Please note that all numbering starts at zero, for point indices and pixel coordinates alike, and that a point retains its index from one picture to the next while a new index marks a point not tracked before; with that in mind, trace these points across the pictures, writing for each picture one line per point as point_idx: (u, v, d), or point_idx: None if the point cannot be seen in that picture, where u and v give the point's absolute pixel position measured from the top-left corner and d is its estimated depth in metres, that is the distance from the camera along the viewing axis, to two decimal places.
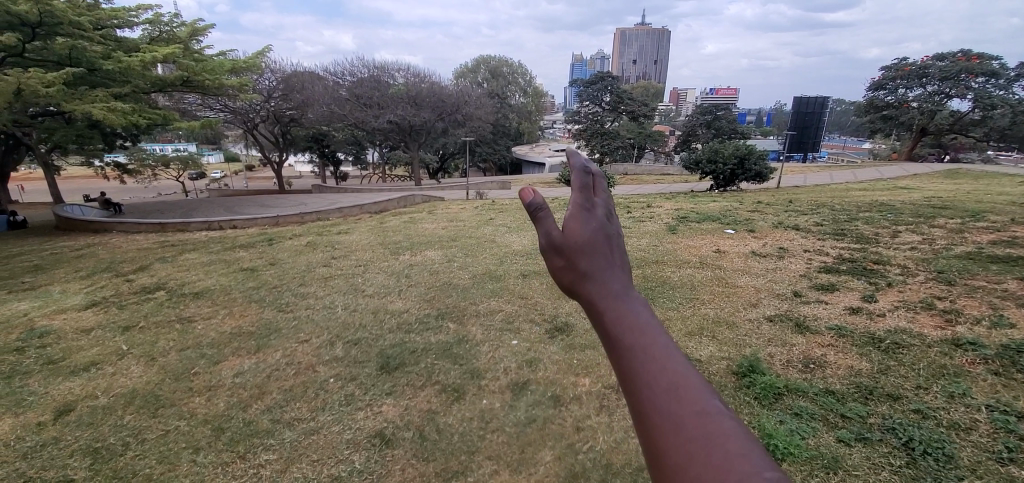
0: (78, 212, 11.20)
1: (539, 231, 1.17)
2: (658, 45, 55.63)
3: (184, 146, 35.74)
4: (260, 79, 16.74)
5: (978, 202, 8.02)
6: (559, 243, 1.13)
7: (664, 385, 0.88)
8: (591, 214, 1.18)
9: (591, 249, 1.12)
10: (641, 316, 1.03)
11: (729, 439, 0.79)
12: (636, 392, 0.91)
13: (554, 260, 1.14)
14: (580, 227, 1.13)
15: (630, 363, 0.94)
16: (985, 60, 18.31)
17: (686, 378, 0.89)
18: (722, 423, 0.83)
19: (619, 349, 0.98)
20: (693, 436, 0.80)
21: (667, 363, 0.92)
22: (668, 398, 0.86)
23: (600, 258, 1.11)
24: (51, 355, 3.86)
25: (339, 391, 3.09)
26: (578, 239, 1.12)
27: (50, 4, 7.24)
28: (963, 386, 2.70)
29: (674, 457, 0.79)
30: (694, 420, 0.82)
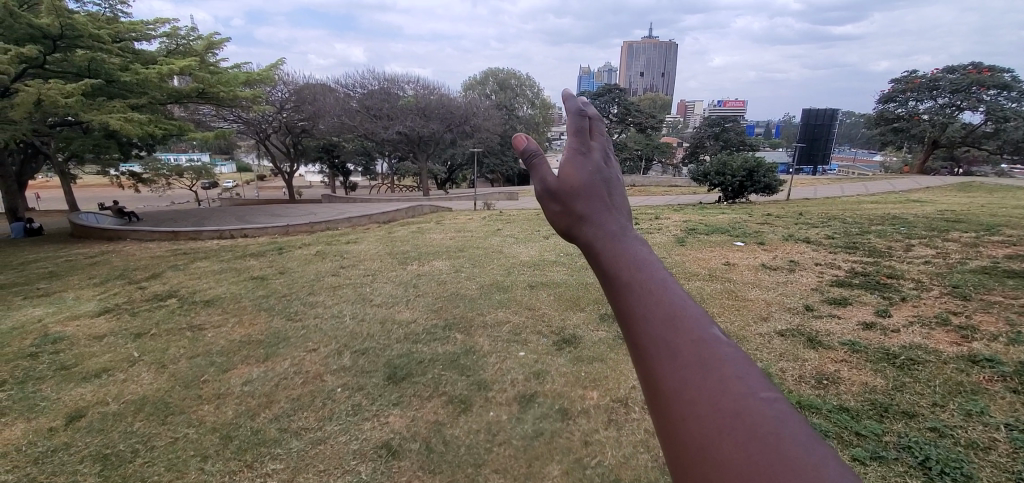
0: (94, 219, 11.42)
1: (536, 179, 1.30)
2: (665, 58, 55.90)
3: (198, 156, 36.41)
4: (272, 91, 16.93)
5: (993, 216, 7.90)
6: (557, 188, 1.24)
7: (659, 315, 0.93)
8: (586, 161, 1.30)
9: (586, 192, 1.22)
10: (639, 252, 1.10)
11: (726, 362, 0.84)
12: (633, 324, 0.97)
13: (554, 203, 1.24)
14: (574, 173, 1.25)
15: (626, 297, 1.00)
16: (996, 72, 18.17)
17: (683, 309, 0.94)
18: (719, 349, 0.88)
19: (616, 284, 1.04)
20: (689, 359, 0.85)
21: (663, 294, 0.97)
22: (663, 325, 0.92)
23: (596, 201, 1.21)
24: (63, 360, 3.91)
25: (347, 401, 3.09)
26: (573, 183, 1.23)
27: (71, 18, 7.45)
28: (981, 404, 2.64)
29: (671, 383, 0.84)
30: (690, 343, 0.87)
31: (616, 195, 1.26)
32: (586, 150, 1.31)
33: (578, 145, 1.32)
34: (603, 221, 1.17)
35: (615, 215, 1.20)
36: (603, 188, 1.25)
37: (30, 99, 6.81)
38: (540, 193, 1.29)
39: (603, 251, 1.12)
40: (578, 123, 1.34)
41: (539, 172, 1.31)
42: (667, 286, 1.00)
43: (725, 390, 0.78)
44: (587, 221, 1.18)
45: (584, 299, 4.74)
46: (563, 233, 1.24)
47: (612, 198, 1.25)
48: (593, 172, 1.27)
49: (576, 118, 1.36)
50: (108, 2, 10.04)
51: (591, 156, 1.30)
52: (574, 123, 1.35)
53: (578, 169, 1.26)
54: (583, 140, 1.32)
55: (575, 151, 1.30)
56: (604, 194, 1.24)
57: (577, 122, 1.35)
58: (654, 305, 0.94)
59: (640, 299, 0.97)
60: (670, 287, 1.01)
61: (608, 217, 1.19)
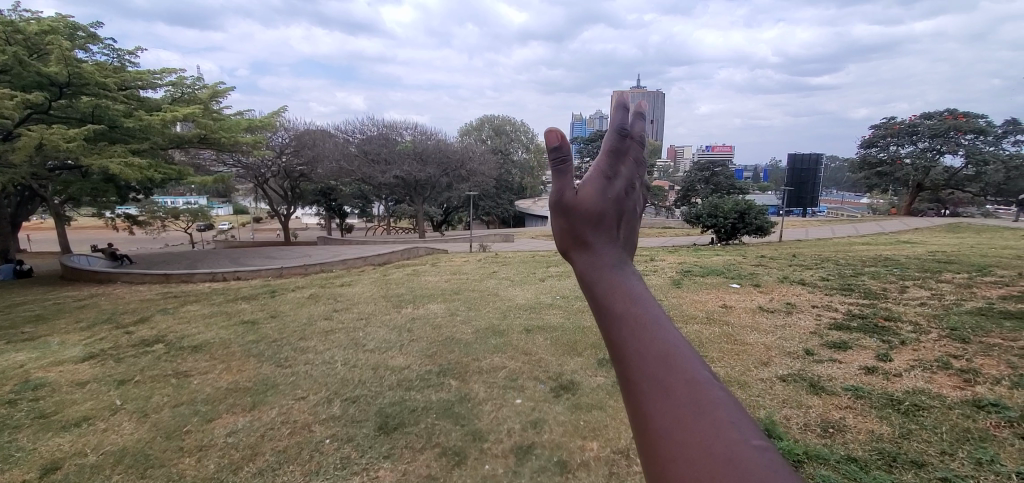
0: (86, 262, 11.31)
1: (552, 189, 1.33)
2: (654, 106, 58.15)
3: (195, 199, 36.63)
4: (274, 137, 17.41)
5: (983, 257, 8.01)
6: (570, 207, 1.30)
7: (655, 353, 0.96)
8: (608, 188, 1.33)
9: (600, 218, 1.28)
10: (638, 289, 1.16)
11: (720, 405, 0.86)
12: (626, 360, 1.00)
13: (564, 220, 1.30)
14: (594, 196, 1.30)
15: (621, 331, 1.04)
16: (972, 118, 18.98)
17: (677, 350, 0.97)
18: (711, 391, 0.90)
19: (613, 317, 1.08)
20: (684, 398, 0.87)
21: (657, 333, 1.01)
22: (658, 362, 0.95)
23: (603, 230, 1.27)
24: (42, 408, 3.75)
25: (335, 453, 2.95)
26: (590, 205, 1.29)
27: (79, 67, 7.71)
28: (991, 452, 2.56)
29: (662, 420, 0.86)
30: (683, 382, 0.90)
31: (625, 227, 1.33)
32: (613, 174, 1.36)
33: (607, 164, 1.36)
34: (607, 253, 1.24)
35: (618, 249, 1.27)
36: (617, 217, 1.31)
37: (32, 143, 6.92)
38: (551, 207, 1.34)
39: (603, 284, 1.17)
40: (615, 142, 1.38)
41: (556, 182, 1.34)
42: (663, 326, 1.04)
43: (716, 434, 0.80)
44: (594, 247, 1.24)
45: (581, 343, 4.66)
46: (567, 254, 1.30)
47: (621, 228, 1.31)
48: (613, 198, 1.32)
49: (616, 137, 1.39)
50: (118, 52, 10.45)
51: (616, 181, 1.35)
52: (612, 140, 1.39)
53: (599, 192, 1.31)
54: (616, 162, 1.36)
55: (601, 172, 1.34)
56: (615, 223, 1.29)
57: (617, 140, 1.39)
58: (652, 342, 0.98)
59: (635, 335, 1.01)
60: (666, 326, 1.05)
61: (613, 249, 1.25)
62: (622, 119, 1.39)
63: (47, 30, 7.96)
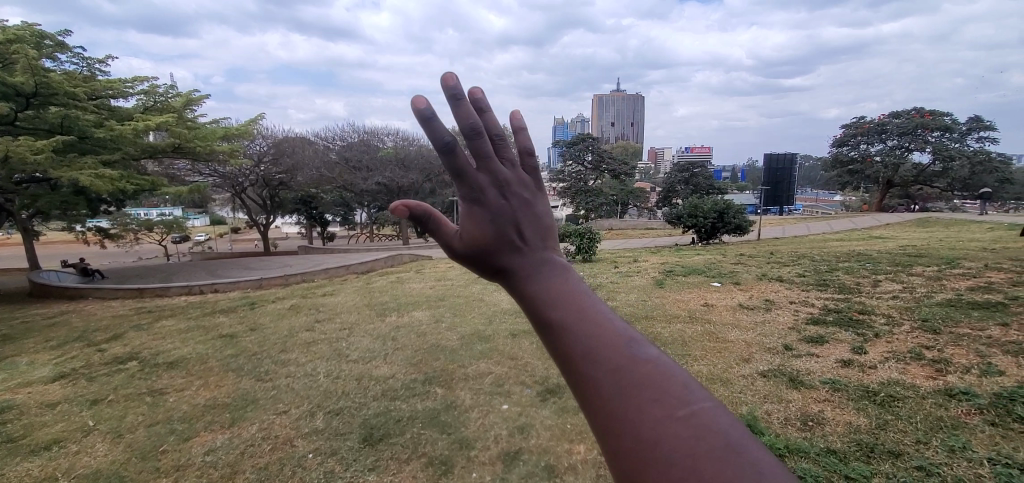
0: (54, 278, 10.88)
1: (441, 244, 1.20)
2: (633, 109, 58.90)
3: (169, 211, 35.62)
4: (252, 144, 16.96)
5: (951, 250, 8.32)
6: (466, 254, 1.15)
7: (585, 348, 0.97)
8: (481, 209, 1.12)
9: (495, 245, 1.12)
10: (563, 284, 1.10)
11: (651, 384, 0.88)
12: (565, 359, 1.00)
13: (471, 264, 1.18)
14: (475, 231, 1.12)
15: (556, 334, 1.03)
16: (938, 116, 19.73)
17: (606, 337, 0.97)
18: (646, 369, 0.92)
19: (545, 324, 1.07)
20: (616, 390, 0.90)
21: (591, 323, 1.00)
22: (589, 360, 0.96)
23: (506, 250, 1.12)
24: (9, 432, 3.58)
25: (319, 468, 2.88)
26: (477, 244, 1.12)
27: (47, 76, 7.46)
28: (962, 439, 2.65)
29: (602, 414, 0.91)
30: (615, 373, 0.92)
31: (526, 224, 1.14)
32: (478, 189, 1.12)
33: (466, 189, 1.13)
34: (522, 266, 1.13)
35: (532, 253, 1.14)
36: (511, 227, 1.12)
37: None
38: (453, 258, 1.21)
39: (529, 296, 1.11)
40: (449, 164, 1.11)
41: (442, 235, 1.20)
42: (590, 314, 1.03)
43: (647, 421, 0.84)
44: (507, 269, 1.14)
45: None
46: (491, 278, 1.21)
47: (522, 232, 1.14)
48: (494, 216, 1.12)
49: (446, 156, 1.11)
50: (87, 61, 10.14)
51: (486, 192, 1.12)
52: (447, 165, 1.11)
53: (478, 223, 1.12)
54: (471, 177, 1.11)
55: (465, 200, 1.13)
56: (513, 238, 1.12)
57: (451, 159, 1.11)
58: (581, 341, 0.98)
59: (566, 336, 1.01)
60: (595, 312, 1.04)
61: (525, 259, 1.13)
62: (435, 134, 1.07)
63: (11, 38, 7.69)
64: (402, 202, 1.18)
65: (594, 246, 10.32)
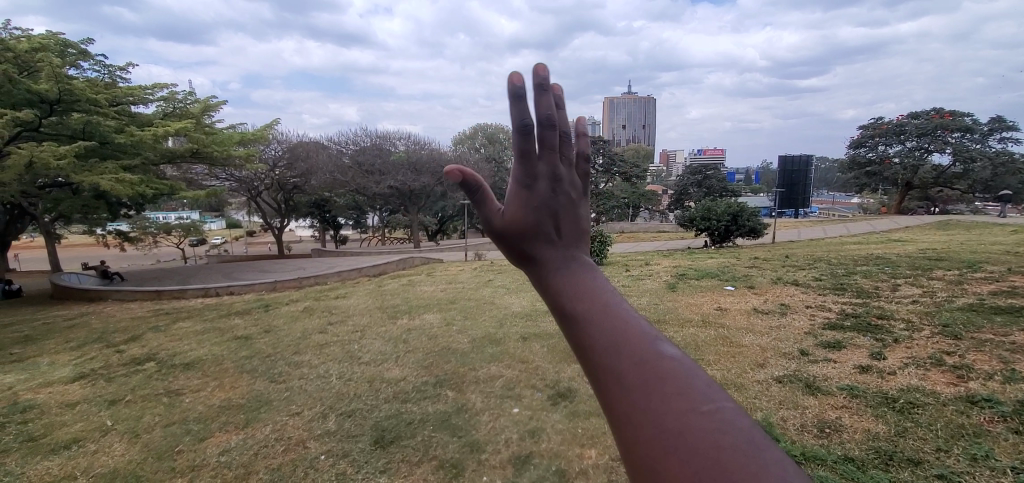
0: (76, 280, 11.15)
1: (482, 216, 1.27)
2: (644, 111, 58.57)
3: (187, 215, 36.28)
4: (266, 149, 17.40)
5: (972, 254, 8.11)
6: (502, 233, 1.23)
7: (607, 342, 0.98)
8: (530, 197, 1.20)
9: (532, 231, 1.20)
10: (591, 281, 1.14)
11: (672, 378, 0.88)
12: (586, 353, 1.01)
13: (504, 245, 1.25)
14: (518, 214, 1.20)
15: (578, 327, 1.05)
16: (958, 117, 19.31)
17: (629, 332, 0.98)
18: (667, 365, 0.91)
19: (567, 316, 1.09)
20: (635, 382, 0.90)
21: (611, 317, 1.03)
22: (609, 353, 0.96)
23: (542, 238, 1.20)
24: (31, 431, 3.68)
25: (330, 470, 2.91)
26: (519, 226, 1.20)
27: (70, 83, 7.69)
28: (985, 447, 2.57)
29: (620, 408, 0.90)
30: (635, 366, 0.92)
31: (565, 219, 1.22)
32: (532, 177, 1.20)
33: (523, 172, 1.20)
34: (551, 257, 1.19)
35: (565, 248, 1.21)
36: (551, 219, 1.20)
37: (22, 161, 6.86)
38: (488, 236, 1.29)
39: (553, 287, 1.16)
40: (522, 145, 1.17)
41: (485, 207, 1.26)
42: (613, 310, 1.05)
43: (666, 413, 0.83)
44: (538, 258, 1.20)
45: None
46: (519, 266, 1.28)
47: (560, 225, 1.21)
48: (539, 207, 1.20)
49: (521, 136, 1.16)
50: (109, 69, 10.42)
51: (538, 183, 1.21)
52: (518, 144, 1.17)
53: (523, 207, 1.20)
54: (532, 164, 1.19)
55: (518, 183, 1.20)
56: (552, 228, 1.20)
57: (523, 140, 1.17)
58: (602, 333, 0.99)
59: (589, 328, 1.02)
60: (619, 309, 1.06)
61: (558, 251, 1.20)
62: (519, 112, 1.12)
63: (37, 47, 7.94)
64: (454, 165, 1.23)
65: (605, 249, 10.26)
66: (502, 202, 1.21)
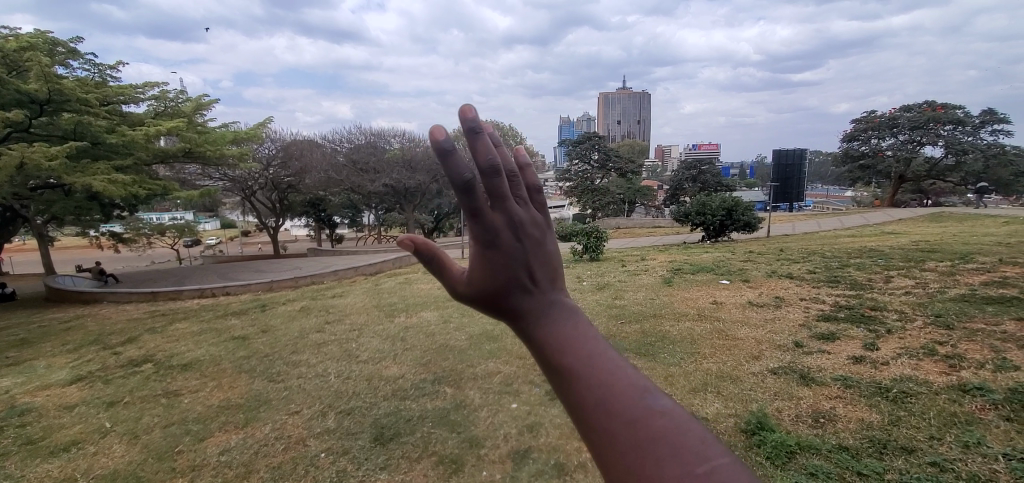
0: (69, 282, 11.08)
1: (447, 284, 1.18)
2: (639, 106, 58.03)
3: (180, 215, 36.03)
4: (260, 149, 17.31)
5: (965, 245, 8.18)
6: (472, 299, 1.13)
7: (600, 401, 0.94)
8: (496, 253, 1.08)
9: (506, 287, 1.09)
10: (577, 329, 1.08)
11: (668, 440, 0.86)
12: (578, 408, 0.98)
13: (475, 307, 1.15)
14: (483, 276, 1.09)
15: (567, 378, 1.01)
16: (950, 109, 19.48)
17: (620, 383, 0.95)
18: (662, 422, 0.90)
19: (557, 368, 1.03)
20: (629, 443, 0.88)
21: (601, 369, 0.98)
22: (604, 410, 0.93)
23: (518, 291, 1.09)
24: (29, 434, 3.67)
25: (331, 467, 2.92)
26: (489, 289, 1.10)
27: (59, 83, 7.57)
28: (977, 434, 2.62)
29: (616, 469, 0.88)
30: (629, 428, 0.89)
31: (539, 268, 1.12)
32: (492, 233, 1.06)
33: (481, 229, 1.07)
34: (533, 307, 1.10)
35: (544, 293, 1.11)
36: (524, 269, 1.09)
37: (12, 163, 6.79)
38: (460, 299, 1.19)
39: (538, 340, 1.08)
40: (470, 204, 1.04)
41: (447, 276, 1.18)
42: (602, 360, 1.01)
43: (668, 477, 0.82)
44: (518, 311, 1.11)
45: None
46: (498, 317, 1.18)
47: (534, 273, 1.11)
48: (505, 263, 1.08)
49: (464, 194, 1.03)
50: (99, 68, 10.31)
51: (501, 235, 1.07)
52: (464, 203, 1.04)
53: (487, 267, 1.09)
54: (486, 218, 1.05)
55: (478, 242, 1.08)
56: (526, 277, 1.10)
57: (468, 198, 1.04)
58: (594, 392, 0.95)
59: (580, 383, 0.98)
60: (609, 360, 1.02)
61: (536, 299, 1.10)
62: (451, 174, 0.99)
63: (26, 46, 7.86)
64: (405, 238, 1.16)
65: (601, 245, 10.30)
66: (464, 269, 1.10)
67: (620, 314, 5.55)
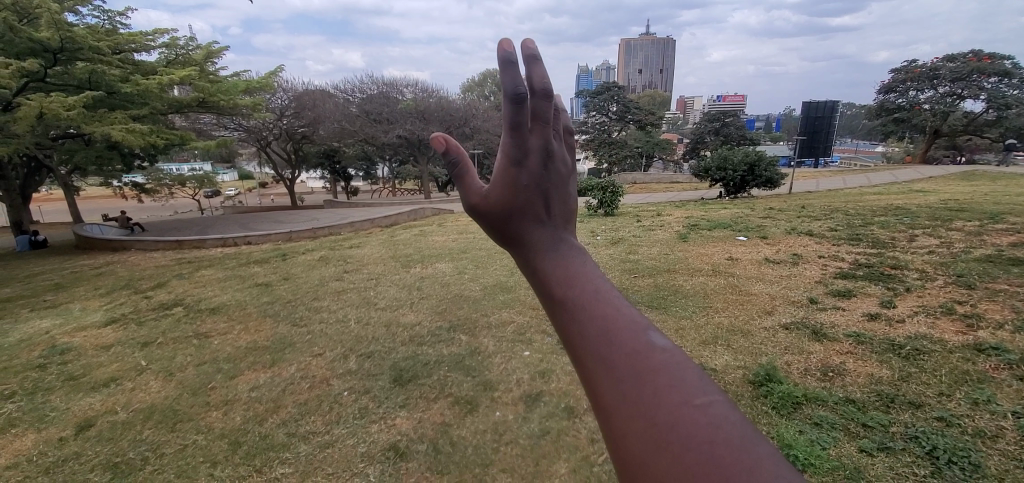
0: (98, 230, 11.48)
1: (464, 190, 1.18)
2: (663, 54, 55.29)
3: (199, 165, 36.49)
4: (273, 99, 17.20)
5: (996, 204, 7.86)
6: (482, 212, 1.14)
7: (594, 332, 0.90)
8: (519, 172, 1.08)
9: (523, 208, 1.09)
10: (581, 268, 1.04)
11: (664, 371, 0.81)
12: (575, 342, 0.94)
13: (485, 225, 1.16)
14: (500, 196, 1.09)
15: (566, 314, 0.97)
16: (997, 59, 18.13)
17: (619, 319, 0.91)
18: (659, 357, 0.84)
19: (556, 304, 1.00)
20: (626, 374, 0.83)
21: (601, 305, 0.95)
22: (599, 343, 0.89)
23: (527, 219, 1.09)
24: (72, 371, 3.94)
25: (353, 404, 3.11)
26: (503, 207, 1.09)
27: (71, 31, 7.48)
28: (987, 392, 2.63)
29: (608, 400, 0.83)
30: (625, 355, 0.85)
31: (555, 200, 1.12)
32: (524, 152, 1.07)
33: (515, 146, 1.06)
34: (540, 238, 1.08)
35: (554, 228, 1.10)
36: (540, 197, 1.09)
37: (32, 113, 6.86)
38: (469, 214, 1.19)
39: (541, 273, 1.06)
40: (514, 117, 1.04)
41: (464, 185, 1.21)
42: (604, 296, 0.97)
43: (659, 405, 0.76)
44: (525, 239, 1.10)
45: None
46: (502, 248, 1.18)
47: (550, 205, 1.11)
48: (530, 185, 1.08)
49: (512, 106, 1.03)
50: (108, 14, 10.12)
51: (530, 157, 1.07)
52: (508, 115, 1.05)
53: (509, 186, 1.08)
54: (524, 137, 1.06)
55: (508, 158, 1.08)
56: (542, 208, 1.10)
57: (515, 111, 1.04)
58: (590, 325, 0.92)
59: (579, 316, 0.95)
60: (610, 296, 0.98)
61: (546, 232, 1.09)
62: (511, 80, 0.99)
63: None
64: (440, 135, 1.20)
65: (616, 200, 10.16)
66: (485, 180, 1.08)
67: (633, 268, 5.56)
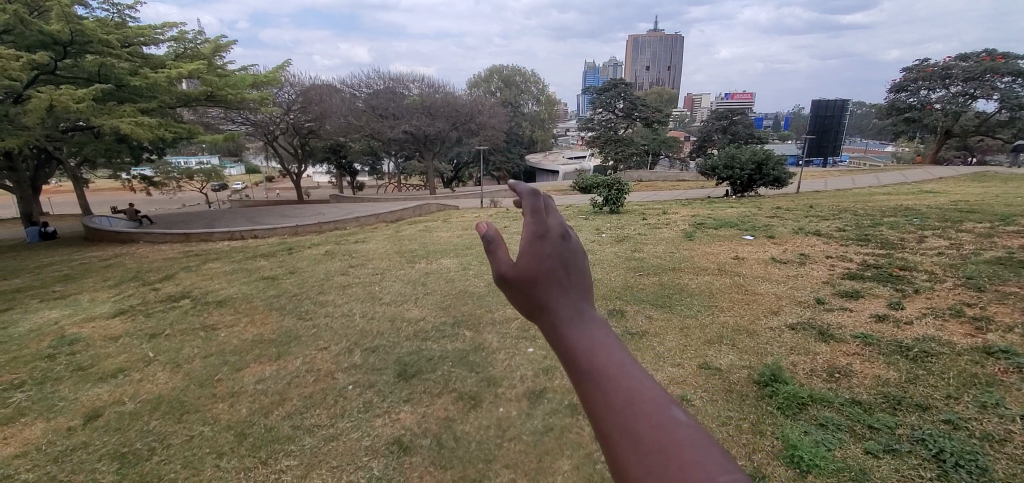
0: (107, 222, 11.57)
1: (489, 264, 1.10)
2: (671, 51, 54.88)
3: (207, 158, 36.65)
4: (280, 93, 17.26)
5: (1008, 206, 7.74)
6: (508, 283, 1.06)
7: (615, 401, 0.81)
8: (543, 244, 1.06)
9: (548, 276, 1.04)
10: (605, 339, 0.96)
11: (687, 446, 0.70)
12: (597, 411, 0.84)
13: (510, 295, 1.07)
14: (526, 262, 1.04)
15: (588, 383, 0.88)
16: (1011, 59, 17.81)
17: (643, 391, 0.82)
18: (683, 431, 0.74)
19: (579, 373, 0.91)
20: (650, 446, 0.72)
21: (623, 375, 0.86)
22: (620, 411, 0.80)
23: (554, 286, 1.03)
24: (81, 361, 3.99)
25: (358, 398, 3.12)
26: (529, 273, 1.03)
27: (80, 23, 7.54)
28: (996, 395, 2.61)
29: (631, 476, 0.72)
30: (649, 425, 0.75)
31: (576, 273, 1.08)
32: (544, 226, 1.07)
33: (535, 223, 1.07)
34: (566, 306, 1.02)
35: (577, 298, 1.04)
36: (563, 267, 1.06)
37: (42, 105, 6.91)
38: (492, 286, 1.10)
39: (567, 341, 0.98)
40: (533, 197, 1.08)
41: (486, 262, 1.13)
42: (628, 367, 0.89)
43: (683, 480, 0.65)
44: (549, 307, 1.03)
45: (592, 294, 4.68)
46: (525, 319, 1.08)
47: (572, 275, 1.07)
48: (553, 254, 1.06)
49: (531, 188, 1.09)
50: (117, 7, 10.17)
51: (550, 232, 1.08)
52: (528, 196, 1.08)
53: (534, 255, 1.04)
54: (542, 216, 1.07)
55: (531, 232, 1.07)
56: (565, 276, 1.05)
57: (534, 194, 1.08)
58: (612, 393, 0.83)
59: (600, 385, 0.86)
60: (633, 368, 0.89)
61: (571, 299, 1.03)
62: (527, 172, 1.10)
63: None
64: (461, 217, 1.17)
65: (622, 197, 10.09)
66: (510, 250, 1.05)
67: (638, 266, 5.53)
